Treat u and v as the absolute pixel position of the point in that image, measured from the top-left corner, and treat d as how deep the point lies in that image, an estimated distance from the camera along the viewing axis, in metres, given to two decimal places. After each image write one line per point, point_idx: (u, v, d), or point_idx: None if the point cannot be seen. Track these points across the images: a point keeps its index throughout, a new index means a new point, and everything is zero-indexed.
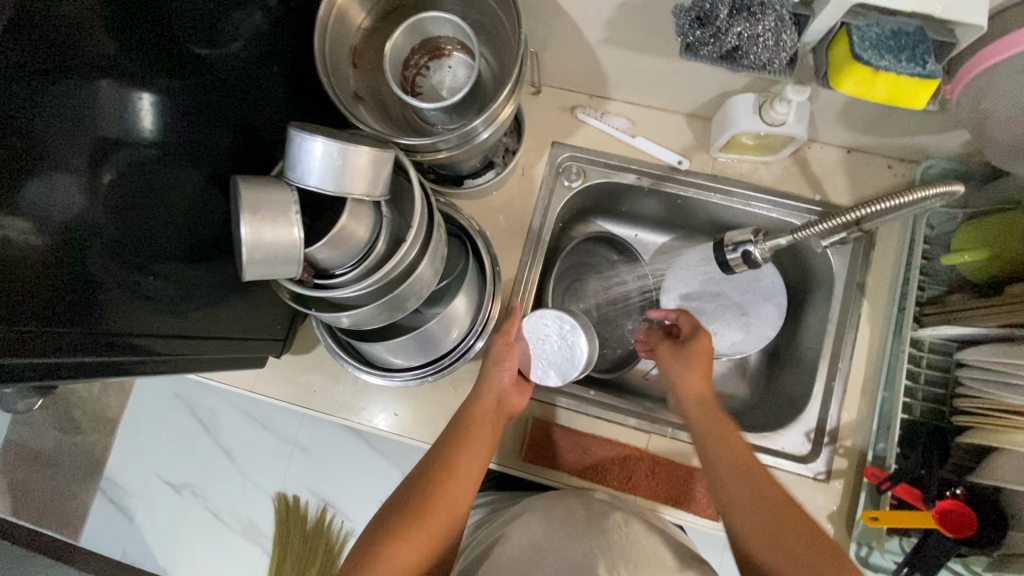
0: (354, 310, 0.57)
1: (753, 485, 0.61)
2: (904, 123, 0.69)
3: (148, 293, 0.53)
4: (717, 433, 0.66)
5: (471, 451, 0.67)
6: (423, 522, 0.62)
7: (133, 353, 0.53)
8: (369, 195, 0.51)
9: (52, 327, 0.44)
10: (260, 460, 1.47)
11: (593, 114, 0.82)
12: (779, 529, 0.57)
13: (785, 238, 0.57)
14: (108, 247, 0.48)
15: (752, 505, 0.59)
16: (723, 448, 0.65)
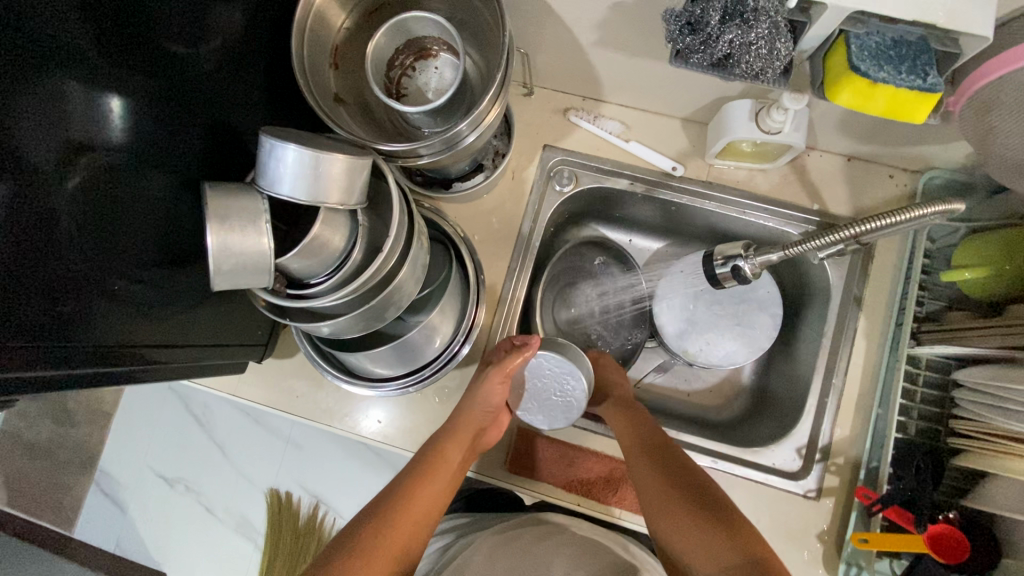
0: (332, 320, 0.55)
1: (667, 461, 0.64)
2: (906, 133, 0.67)
3: (123, 301, 0.51)
4: (637, 419, 0.70)
5: (442, 473, 0.66)
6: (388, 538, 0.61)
7: (109, 364, 0.51)
8: (344, 204, 0.49)
9: (14, 338, 0.43)
10: (252, 456, 1.47)
11: (586, 117, 0.79)
12: (697, 511, 0.60)
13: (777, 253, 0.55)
14: (76, 254, 0.46)
15: (661, 480, 0.63)
16: (638, 431, 0.68)
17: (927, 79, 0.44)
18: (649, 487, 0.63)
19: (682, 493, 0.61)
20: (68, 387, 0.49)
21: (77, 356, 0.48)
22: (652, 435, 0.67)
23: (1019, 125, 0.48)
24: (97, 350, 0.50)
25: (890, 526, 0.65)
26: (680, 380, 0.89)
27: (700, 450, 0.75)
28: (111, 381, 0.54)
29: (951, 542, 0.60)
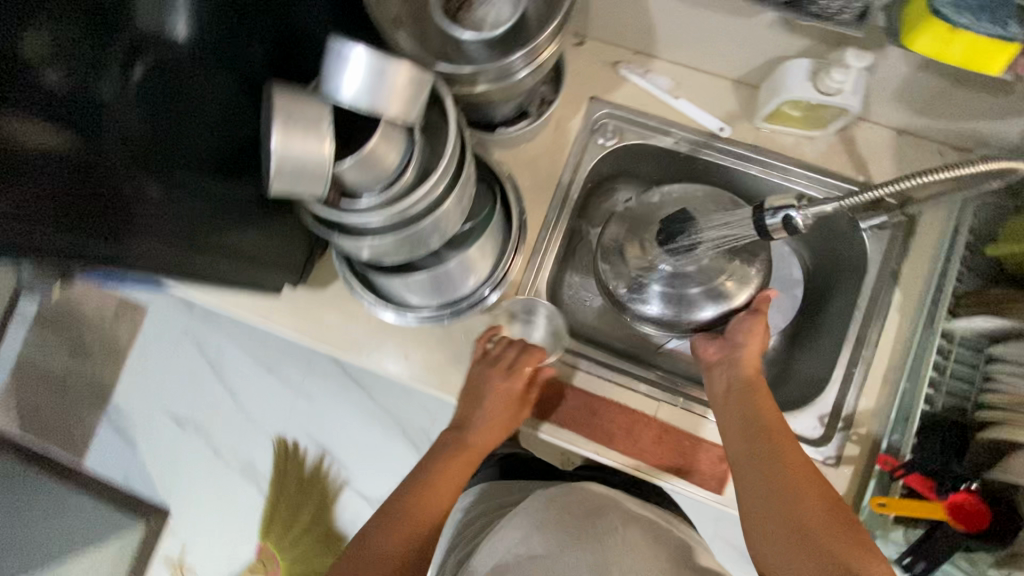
0: (376, 239, 0.56)
1: (762, 444, 0.62)
2: (965, 103, 0.65)
3: (198, 200, 0.52)
4: (743, 394, 0.67)
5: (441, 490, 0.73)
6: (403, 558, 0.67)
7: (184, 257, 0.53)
8: (403, 118, 0.49)
9: (73, 203, 0.42)
10: (262, 402, 1.47)
11: (636, 71, 0.79)
12: (793, 500, 0.57)
13: (831, 204, 0.54)
14: (133, 134, 0.47)
15: (754, 462, 0.61)
16: (735, 411, 0.66)
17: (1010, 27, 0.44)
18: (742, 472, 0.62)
19: (775, 473, 0.59)
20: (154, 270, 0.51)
21: (134, 239, 0.47)
22: (750, 410, 0.65)
23: None
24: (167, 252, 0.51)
25: (908, 495, 0.65)
26: None
27: None
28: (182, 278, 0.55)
29: (973, 512, 0.61)
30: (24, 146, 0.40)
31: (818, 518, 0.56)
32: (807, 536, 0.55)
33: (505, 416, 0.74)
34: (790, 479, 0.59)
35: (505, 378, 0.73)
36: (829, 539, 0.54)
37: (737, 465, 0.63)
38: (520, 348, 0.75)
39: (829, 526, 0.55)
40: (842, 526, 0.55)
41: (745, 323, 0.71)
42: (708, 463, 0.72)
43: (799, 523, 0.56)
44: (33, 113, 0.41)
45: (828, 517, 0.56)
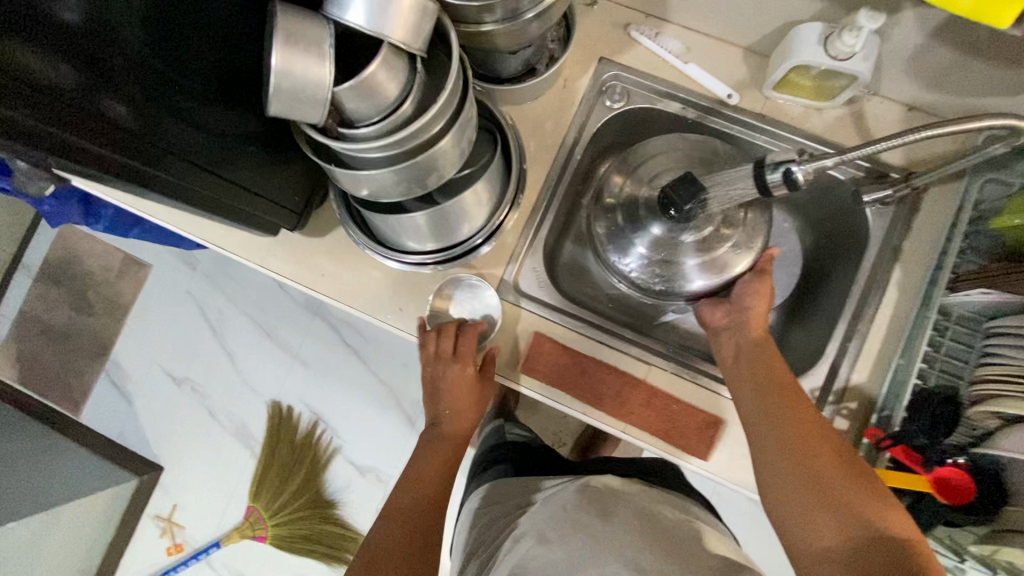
0: (373, 173, 0.56)
1: (773, 403, 0.62)
2: (979, 75, 0.64)
3: (181, 118, 0.52)
4: (755, 356, 0.67)
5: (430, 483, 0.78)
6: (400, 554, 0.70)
7: (172, 172, 0.53)
8: (408, 45, 0.49)
9: (76, 106, 0.43)
10: (259, 364, 1.48)
11: (647, 33, 0.78)
12: (811, 454, 0.58)
13: (832, 159, 0.54)
14: (141, 45, 0.46)
15: (769, 420, 0.61)
16: (745, 373, 0.66)
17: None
18: (757, 430, 0.62)
19: (790, 430, 0.60)
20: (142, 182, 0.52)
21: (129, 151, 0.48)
22: (761, 371, 0.65)
23: None
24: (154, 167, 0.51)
25: (895, 468, 0.65)
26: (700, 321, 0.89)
27: (714, 379, 0.75)
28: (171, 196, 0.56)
29: (958, 486, 0.61)
30: (38, 48, 0.40)
31: (839, 472, 0.56)
32: (830, 490, 0.55)
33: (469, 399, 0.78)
34: (806, 435, 0.59)
35: (451, 365, 0.75)
36: (851, 492, 0.55)
37: (749, 424, 0.63)
38: (455, 333, 0.75)
39: (850, 478, 0.56)
40: (862, 479, 0.56)
41: (749, 288, 0.71)
42: (696, 426, 0.72)
43: (821, 478, 0.56)
44: (53, 15, 0.40)
45: (846, 470, 0.56)
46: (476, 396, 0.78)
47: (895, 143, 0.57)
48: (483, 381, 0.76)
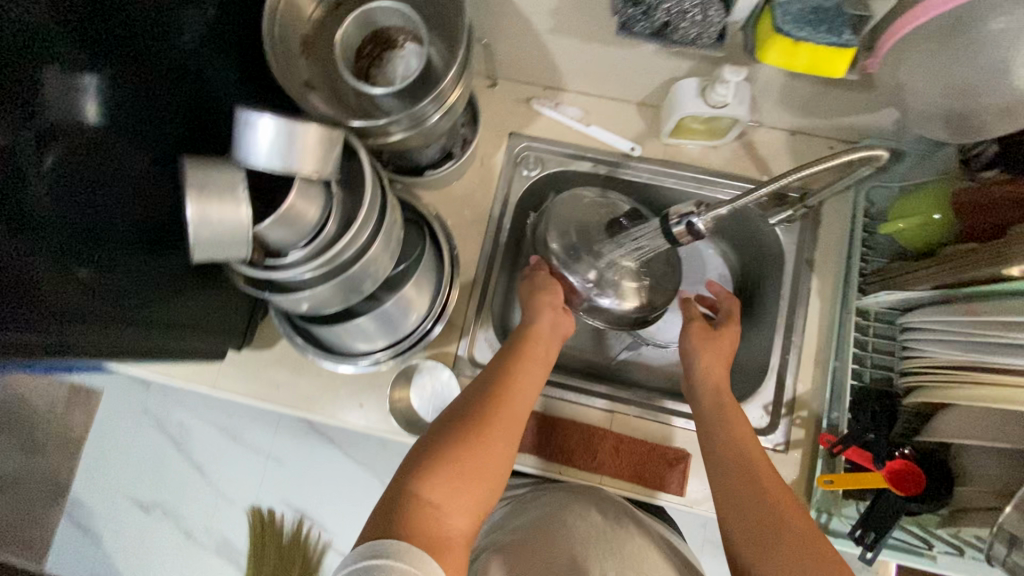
0: (310, 292, 0.57)
1: (734, 463, 0.62)
2: (840, 103, 0.72)
3: (97, 285, 0.52)
4: (717, 414, 0.68)
5: (521, 381, 0.64)
6: (484, 433, 0.58)
7: (96, 337, 0.53)
8: (318, 173, 0.52)
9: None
10: (230, 472, 1.41)
11: (548, 104, 0.84)
12: (750, 494, 0.59)
13: (725, 207, 0.60)
14: (45, 228, 0.46)
15: (721, 455, 0.63)
16: (708, 407, 0.69)
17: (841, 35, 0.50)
18: (713, 466, 0.64)
19: (736, 471, 0.61)
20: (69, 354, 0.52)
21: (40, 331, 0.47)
22: (718, 412, 0.67)
23: (930, 82, 0.52)
24: (72, 339, 0.51)
25: (853, 468, 0.69)
26: (652, 355, 0.93)
27: (674, 412, 0.78)
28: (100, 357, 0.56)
29: (909, 477, 0.64)
30: None
31: (768, 515, 0.56)
32: (756, 531, 0.56)
33: (544, 282, 0.77)
34: (750, 478, 0.60)
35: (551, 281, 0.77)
36: (777, 530, 0.55)
37: (711, 459, 0.64)
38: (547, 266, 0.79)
39: (778, 520, 0.56)
40: (786, 524, 0.55)
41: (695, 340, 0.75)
42: (665, 463, 0.74)
43: (750, 518, 0.57)
44: None
45: (776, 512, 0.56)
46: (547, 285, 0.76)
47: (780, 185, 0.60)
48: (540, 273, 0.78)
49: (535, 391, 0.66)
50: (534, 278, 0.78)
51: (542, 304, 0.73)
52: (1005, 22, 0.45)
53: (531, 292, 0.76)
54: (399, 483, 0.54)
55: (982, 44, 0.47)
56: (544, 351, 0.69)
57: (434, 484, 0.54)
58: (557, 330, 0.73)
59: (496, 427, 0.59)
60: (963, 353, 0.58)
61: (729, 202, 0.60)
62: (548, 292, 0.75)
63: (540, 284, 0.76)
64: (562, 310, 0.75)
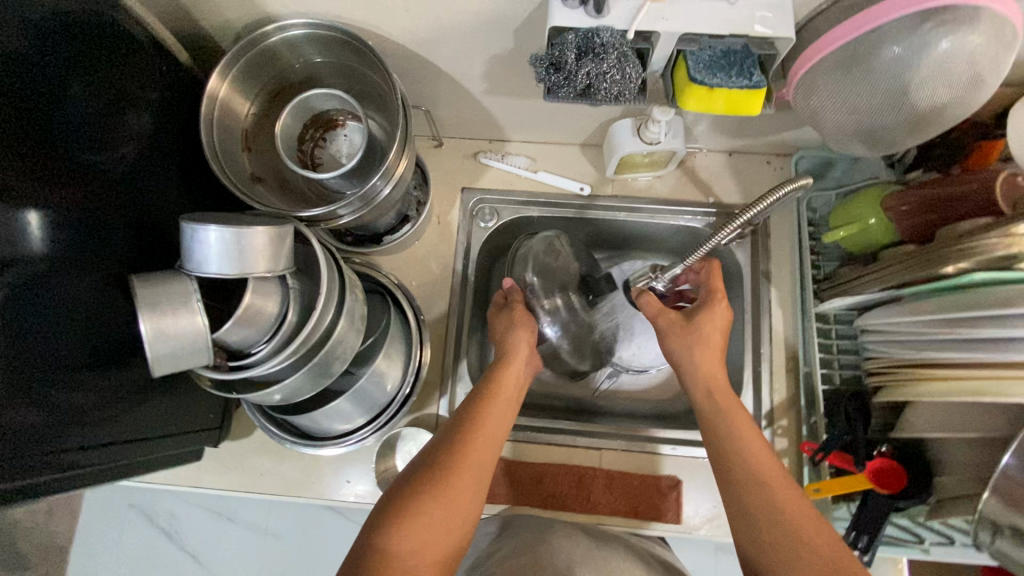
0: (281, 384, 0.57)
1: (745, 450, 0.60)
2: (767, 124, 0.76)
3: (46, 421, 0.50)
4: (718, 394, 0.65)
5: (489, 425, 0.62)
6: (451, 477, 0.56)
7: (53, 473, 0.51)
8: (272, 271, 0.52)
9: None
10: (229, 557, 1.32)
11: (494, 157, 0.86)
12: (774, 519, 0.54)
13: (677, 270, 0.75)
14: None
15: (738, 477, 0.58)
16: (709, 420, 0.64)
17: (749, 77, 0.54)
18: (729, 491, 0.58)
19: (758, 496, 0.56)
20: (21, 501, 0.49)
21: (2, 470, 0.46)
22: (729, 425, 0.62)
23: (840, 107, 0.55)
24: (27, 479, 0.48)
25: (838, 471, 0.70)
26: (632, 382, 0.93)
27: (660, 440, 0.79)
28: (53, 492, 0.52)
29: (890, 473, 0.65)
30: None
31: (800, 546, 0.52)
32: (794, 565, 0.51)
33: (525, 318, 0.76)
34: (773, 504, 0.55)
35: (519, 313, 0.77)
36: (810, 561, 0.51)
37: (727, 481, 0.59)
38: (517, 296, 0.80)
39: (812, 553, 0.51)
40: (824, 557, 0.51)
41: (682, 342, 0.70)
42: (659, 493, 0.75)
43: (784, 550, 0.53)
44: None
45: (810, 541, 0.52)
46: (527, 320, 0.75)
47: (740, 229, 0.63)
48: (520, 306, 0.77)
49: (501, 437, 0.63)
50: (517, 311, 0.77)
51: (522, 341, 0.72)
52: (900, 47, 0.48)
53: (507, 329, 0.74)
54: (365, 536, 0.52)
55: (878, 70, 0.51)
56: (510, 395, 0.67)
57: (401, 535, 0.51)
58: (522, 371, 0.71)
59: (462, 474, 0.57)
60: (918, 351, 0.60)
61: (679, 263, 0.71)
62: (527, 331, 0.74)
63: (517, 318, 0.76)
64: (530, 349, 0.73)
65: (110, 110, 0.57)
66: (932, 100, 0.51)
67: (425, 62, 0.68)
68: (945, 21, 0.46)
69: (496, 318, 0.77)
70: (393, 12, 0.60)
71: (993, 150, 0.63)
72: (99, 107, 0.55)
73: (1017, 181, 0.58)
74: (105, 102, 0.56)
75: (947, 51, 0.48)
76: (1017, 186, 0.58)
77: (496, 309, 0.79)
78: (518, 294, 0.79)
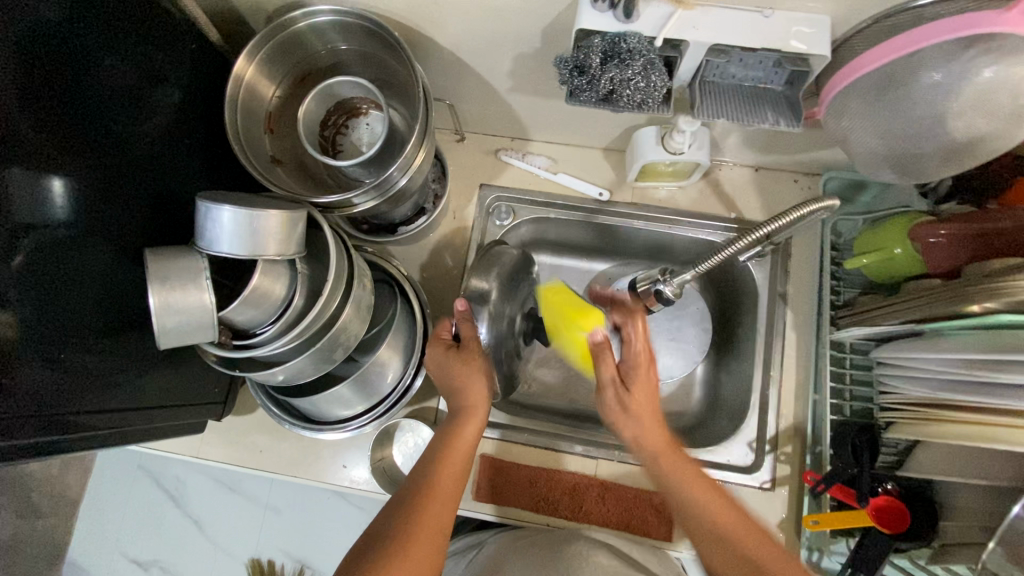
0: (286, 365, 0.58)
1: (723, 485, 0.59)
2: (796, 142, 0.74)
3: (56, 384, 0.51)
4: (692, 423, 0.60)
5: (440, 493, 0.60)
6: (404, 551, 0.55)
7: (61, 435, 0.53)
8: (282, 254, 0.53)
9: None
10: (231, 524, 1.35)
11: (515, 155, 0.86)
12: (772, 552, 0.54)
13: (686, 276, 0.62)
14: (14, 328, 0.47)
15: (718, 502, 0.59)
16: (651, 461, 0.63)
17: (769, 118, 0.56)
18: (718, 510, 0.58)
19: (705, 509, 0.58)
20: (26, 460, 0.51)
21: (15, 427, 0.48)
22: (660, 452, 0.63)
23: (871, 128, 0.53)
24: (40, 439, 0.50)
25: (838, 505, 0.68)
26: None
27: None
28: (64, 453, 0.55)
29: (895, 513, 0.63)
30: None
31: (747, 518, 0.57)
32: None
33: (482, 364, 0.69)
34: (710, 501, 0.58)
35: (463, 357, 0.69)
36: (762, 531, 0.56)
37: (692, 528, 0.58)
38: (467, 325, 0.70)
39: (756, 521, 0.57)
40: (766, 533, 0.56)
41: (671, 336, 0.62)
42: (652, 509, 0.74)
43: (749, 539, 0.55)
44: None
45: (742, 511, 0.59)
46: (485, 369, 0.69)
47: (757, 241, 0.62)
48: (477, 351, 0.69)
49: (456, 497, 0.62)
50: (473, 357, 0.69)
51: (477, 388, 0.68)
52: (940, 74, 0.47)
53: (464, 381, 0.68)
54: None
55: (916, 95, 0.49)
56: (464, 454, 0.65)
57: None
58: (481, 423, 0.68)
59: (420, 540, 0.56)
60: (931, 391, 0.58)
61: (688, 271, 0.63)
62: (485, 381, 0.69)
63: (468, 362, 0.68)
64: (488, 398, 0.69)
65: (139, 84, 0.58)
66: (968, 131, 0.49)
67: (452, 56, 0.68)
68: (991, 49, 0.44)
69: (445, 366, 0.68)
70: (423, 5, 0.60)
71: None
72: (128, 80, 0.56)
73: None
74: (135, 76, 0.57)
75: (990, 81, 0.46)
76: None
77: (444, 349, 0.70)
78: (472, 330, 0.70)
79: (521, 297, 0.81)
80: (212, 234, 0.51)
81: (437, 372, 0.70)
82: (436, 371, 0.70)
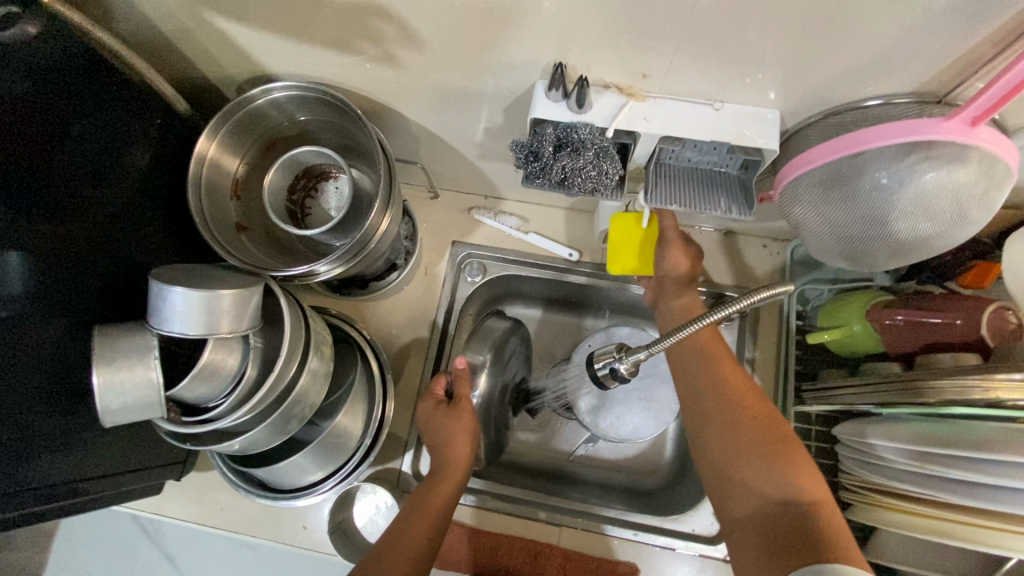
0: (244, 435, 0.58)
1: (700, 370, 0.65)
2: (761, 213, 0.75)
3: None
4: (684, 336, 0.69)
5: (412, 548, 0.60)
6: None
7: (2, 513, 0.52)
8: (235, 331, 0.53)
9: None
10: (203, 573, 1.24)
11: (488, 214, 0.86)
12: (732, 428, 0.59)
13: (641, 353, 0.60)
14: None
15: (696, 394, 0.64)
16: (686, 396, 0.65)
17: (722, 204, 0.56)
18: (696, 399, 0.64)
19: (714, 418, 0.61)
20: None
21: None
22: (704, 380, 0.64)
23: (822, 222, 0.54)
24: None
25: None
26: (608, 450, 0.91)
27: (622, 523, 0.76)
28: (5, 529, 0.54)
29: None
30: None
31: (779, 481, 0.53)
32: (761, 532, 0.52)
33: (470, 422, 0.71)
34: (728, 415, 0.60)
35: (449, 413, 0.70)
36: (778, 498, 0.52)
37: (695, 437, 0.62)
38: (461, 382, 0.72)
39: (790, 487, 0.52)
40: (791, 500, 0.51)
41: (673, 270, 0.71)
42: None
43: (759, 493, 0.54)
44: None
45: (795, 466, 0.54)
46: (473, 427, 0.70)
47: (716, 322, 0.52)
48: (467, 408, 0.71)
49: (428, 559, 0.61)
50: (462, 413, 0.70)
51: (460, 445, 0.69)
52: (886, 176, 0.47)
53: (448, 437, 0.69)
54: None
55: (862, 194, 0.49)
56: (442, 513, 0.64)
57: None
58: (459, 483, 0.68)
59: None
60: (883, 479, 0.58)
61: (645, 350, 0.59)
62: (471, 438, 0.70)
63: (454, 420, 0.70)
64: (468, 457, 0.69)
65: (108, 153, 0.58)
66: (915, 230, 0.50)
67: (419, 125, 0.69)
68: (931, 155, 0.45)
69: (436, 421, 0.70)
70: (387, 83, 0.61)
71: (989, 271, 0.62)
72: (95, 151, 0.57)
73: (1006, 315, 0.56)
74: (102, 147, 0.58)
75: (931, 185, 0.46)
76: (1006, 320, 0.56)
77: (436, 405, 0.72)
78: (463, 390, 0.72)
79: (510, 366, 0.82)
80: (160, 308, 0.51)
81: (426, 426, 0.71)
82: (425, 426, 0.72)
